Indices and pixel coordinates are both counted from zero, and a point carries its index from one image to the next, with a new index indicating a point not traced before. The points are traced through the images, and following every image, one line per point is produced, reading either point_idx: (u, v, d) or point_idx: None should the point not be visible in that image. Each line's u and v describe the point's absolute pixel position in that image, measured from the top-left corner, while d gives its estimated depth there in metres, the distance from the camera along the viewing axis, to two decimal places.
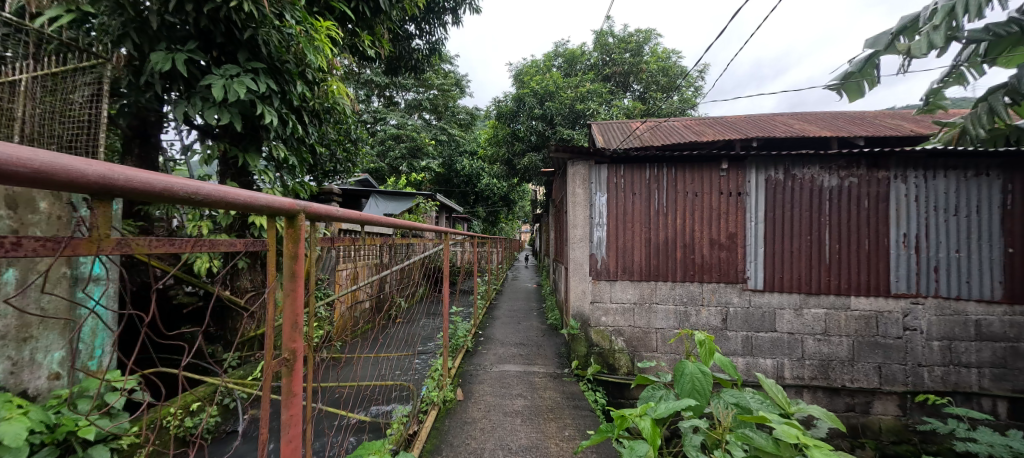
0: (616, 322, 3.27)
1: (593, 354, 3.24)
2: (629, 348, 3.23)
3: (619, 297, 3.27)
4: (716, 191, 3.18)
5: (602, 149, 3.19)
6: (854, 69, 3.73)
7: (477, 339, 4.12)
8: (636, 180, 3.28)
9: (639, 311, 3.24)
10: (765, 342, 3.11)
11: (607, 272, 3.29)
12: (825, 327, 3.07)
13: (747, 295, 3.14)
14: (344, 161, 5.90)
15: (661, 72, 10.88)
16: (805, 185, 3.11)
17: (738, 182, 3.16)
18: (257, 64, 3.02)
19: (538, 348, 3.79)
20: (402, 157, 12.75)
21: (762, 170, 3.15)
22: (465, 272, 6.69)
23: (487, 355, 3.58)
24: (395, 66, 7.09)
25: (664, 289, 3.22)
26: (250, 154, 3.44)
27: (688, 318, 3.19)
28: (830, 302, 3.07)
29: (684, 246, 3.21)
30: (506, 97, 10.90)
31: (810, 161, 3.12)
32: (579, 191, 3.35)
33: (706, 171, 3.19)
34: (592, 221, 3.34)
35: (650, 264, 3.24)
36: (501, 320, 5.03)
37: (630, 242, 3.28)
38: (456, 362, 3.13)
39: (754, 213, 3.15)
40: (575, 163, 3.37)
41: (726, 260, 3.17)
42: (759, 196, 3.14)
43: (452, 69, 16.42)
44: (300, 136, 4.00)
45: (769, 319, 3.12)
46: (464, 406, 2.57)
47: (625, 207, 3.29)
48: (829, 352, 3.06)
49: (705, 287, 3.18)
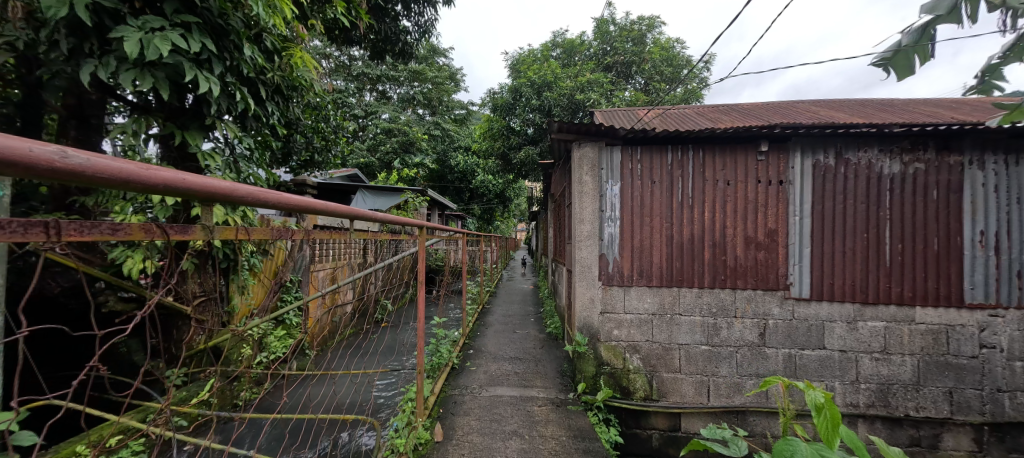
0: (632, 338, 2.70)
1: (603, 375, 2.69)
2: (647, 368, 2.68)
3: (635, 306, 2.71)
4: (752, 179, 2.63)
5: (616, 127, 2.62)
6: (907, 40, 3.12)
7: (465, 352, 3.57)
8: (656, 165, 2.72)
9: (660, 323, 2.68)
10: (813, 362, 2.57)
11: (620, 277, 2.73)
12: (885, 344, 2.54)
13: (790, 305, 2.60)
14: (322, 150, 5.29)
15: (664, 62, 10.37)
16: (861, 172, 2.58)
17: (780, 167, 2.61)
18: (188, 16, 2.43)
19: (536, 364, 3.23)
20: (393, 152, 12.23)
21: (808, 154, 2.61)
22: (456, 272, 6.09)
23: (476, 374, 3.01)
24: (381, 49, 6.49)
25: (688, 297, 2.66)
26: (191, 132, 2.83)
27: (717, 332, 2.64)
28: (890, 314, 2.55)
29: (714, 245, 2.66)
30: (501, 87, 10.34)
31: (867, 143, 2.58)
32: (586, 178, 2.79)
33: (741, 155, 2.64)
34: (603, 215, 2.77)
35: (672, 266, 2.68)
36: (494, 329, 4.46)
37: (649, 240, 2.72)
38: (438, 386, 2.57)
39: (799, 206, 2.60)
40: (582, 145, 2.81)
41: (764, 263, 2.62)
42: (804, 185, 2.60)
43: (446, 63, 15.90)
44: (257, 115, 3.39)
45: (816, 334, 2.58)
46: (443, 451, 2.01)
47: (642, 197, 2.73)
48: (889, 374, 2.54)
49: (738, 295, 2.63)
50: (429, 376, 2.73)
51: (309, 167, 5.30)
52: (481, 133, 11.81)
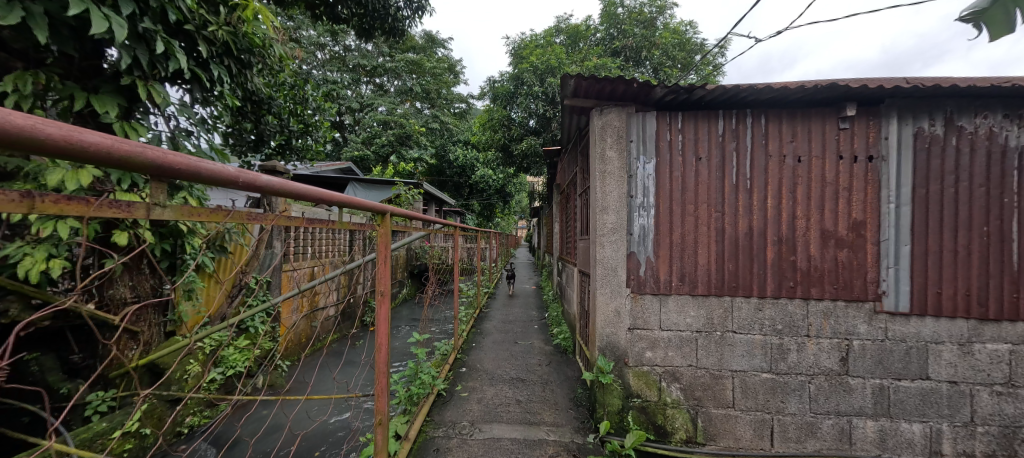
0: (669, 362, 2.07)
1: (632, 410, 2.06)
2: (690, 401, 2.05)
3: (674, 322, 2.07)
4: (831, 154, 1.99)
5: (653, 86, 1.98)
6: None
7: (457, 371, 2.94)
8: (703, 136, 2.07)
9: (707, 344, 2.05)
10: (913, 397, 1.95)
11: (654, 283, 2.09)
12: (1011, 374, 1.90)
13: (880, 323, 1.96)
14: (301, 135, 4.52)
15: (676, 47, 9.62)
16: (978, 144, 1.93)
17: (869, 138, 1.97)
18: None
19: (543, 389, 2.61)
20: (390, 144, 11.40)
21: (906, 121, 1.96)
22: (450, 272, 5.43)
23: (468, 404, 2.37)
24: (367, 27, 5.70)
25: (745, 309, 2.03)
26: (101, 96, 2.15)
27: (784, 356, 2.00)
28: (1018, 334, 1.90)
29: (781, 242, 2.02)
30: (501, 76, 9.71)
31: (987, 105, 1.92)
32: (610, 154, 2.15)
33: (818, 122, 2.00)
34: (632, 202, 2.13)
35: (724, 269, 2.04)
36: (492, 340, 3.82)
37: (693, 235, 2.07)
38: (414, 430, 1.93)
39: (894, 190, 1.96)
40: (605, 111, 2.18)
41: (847, 265, 1.98)
42: (902, 161, 1.96)
43: (445, 54, 15.20)
44: (196, 78, 2.73)
45: (916, 359, 1.95)
46: None
47: (684, 178, 2.08)
48: (1016, 413, 1.90)
49: (812, 308, 1.99)
50: (405, 411, 2.10)
51: (286, 154, 4.49)
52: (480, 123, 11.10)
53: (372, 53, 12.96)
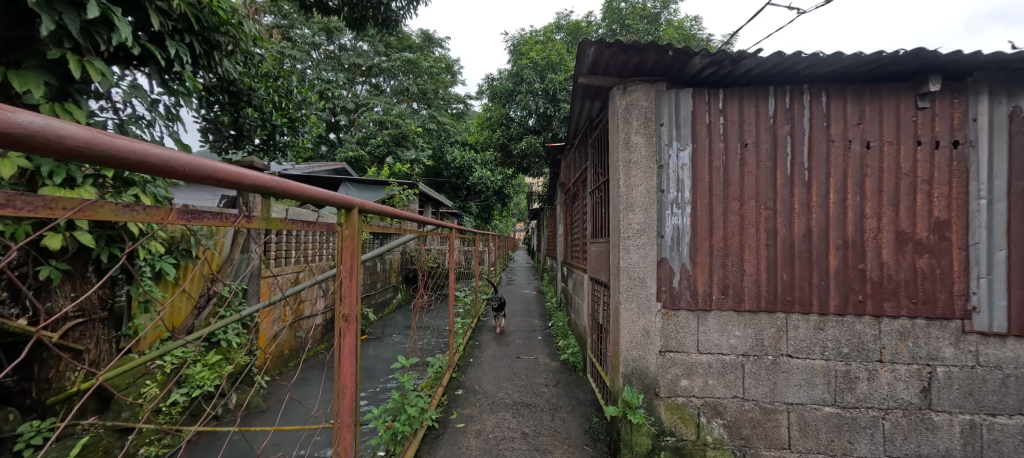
0: (710, 393, 1.70)
1: (666, 452, 1.68)
2: (737, 441, 1.67)
3: (715, 344, 1.70)
4: (907, 138, 1.64)
5: (689, 57, 1.61)
6: None
7: (453, 393, 2.56)
8: (749, 118, 1.71)
9: (756, 372, 1.68)
10: (1011, 437, 1.58)
11: (692, 297, 1.73)
12: None
13: (968, 345, 1.60)
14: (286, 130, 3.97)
15: (682, 43, 9.24)
16: None
17: (952, 119, 1.62)
18: None
19: (552, 418, 2.23)
20: (386, 145, 10.89)
21: (1001, 99, 1.60)
22: (446, 278, 5.05)
23: (465, 439, 1.99)
24: (360, 19, 5.25)
25: (803, 329, 1.66)
26: (20, 72, 1.54)
27: (852, 387, 1.63)
28: None
29: (847, 246, 1.66)
30: (501, 74, 9.33)
31: None
32: (637, 141, 1.79)
33: (889, 101, 1.65)
34: (663, 198, 1.77)
35: (777, 280, 1.68)
36: (492, 354, 3.43)
37: (739, 238, 1.70)
38: None
39: (987, 182, 1.60)
40: (630, 90, 1.82)
41: (929, 274, 1.62)
42: (995, 148, 1.60)
43: (444, 53, 14.80)
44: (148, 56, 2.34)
45: (1016, 391, 1.58)
46: None
47: (727, 168, 1.72)
48: None
49: (884, 328, 1.63)
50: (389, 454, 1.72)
51: (270, 151, 4.01)
52: (479, 123, 10.71)
53: (367, 51, 12.54)
